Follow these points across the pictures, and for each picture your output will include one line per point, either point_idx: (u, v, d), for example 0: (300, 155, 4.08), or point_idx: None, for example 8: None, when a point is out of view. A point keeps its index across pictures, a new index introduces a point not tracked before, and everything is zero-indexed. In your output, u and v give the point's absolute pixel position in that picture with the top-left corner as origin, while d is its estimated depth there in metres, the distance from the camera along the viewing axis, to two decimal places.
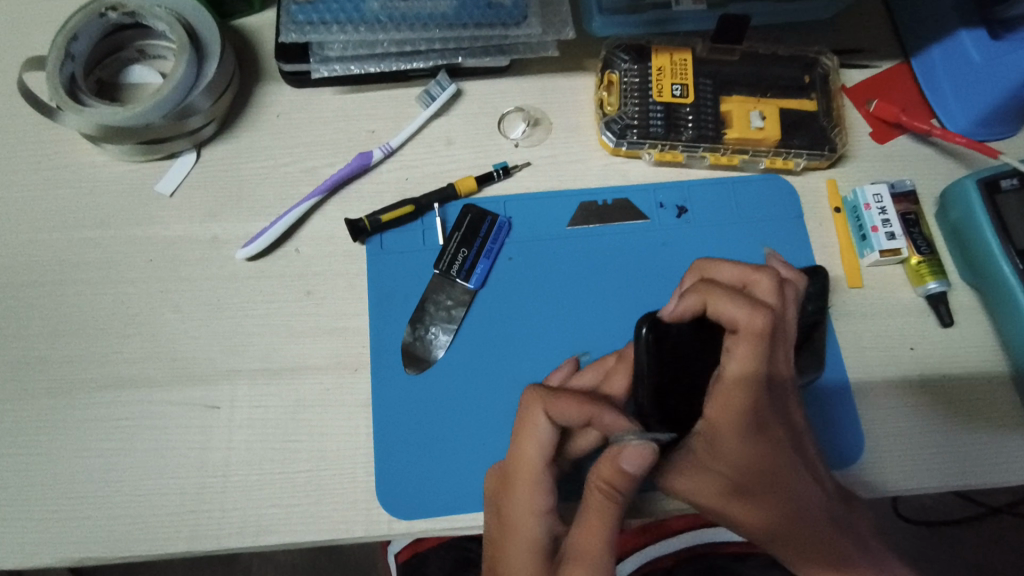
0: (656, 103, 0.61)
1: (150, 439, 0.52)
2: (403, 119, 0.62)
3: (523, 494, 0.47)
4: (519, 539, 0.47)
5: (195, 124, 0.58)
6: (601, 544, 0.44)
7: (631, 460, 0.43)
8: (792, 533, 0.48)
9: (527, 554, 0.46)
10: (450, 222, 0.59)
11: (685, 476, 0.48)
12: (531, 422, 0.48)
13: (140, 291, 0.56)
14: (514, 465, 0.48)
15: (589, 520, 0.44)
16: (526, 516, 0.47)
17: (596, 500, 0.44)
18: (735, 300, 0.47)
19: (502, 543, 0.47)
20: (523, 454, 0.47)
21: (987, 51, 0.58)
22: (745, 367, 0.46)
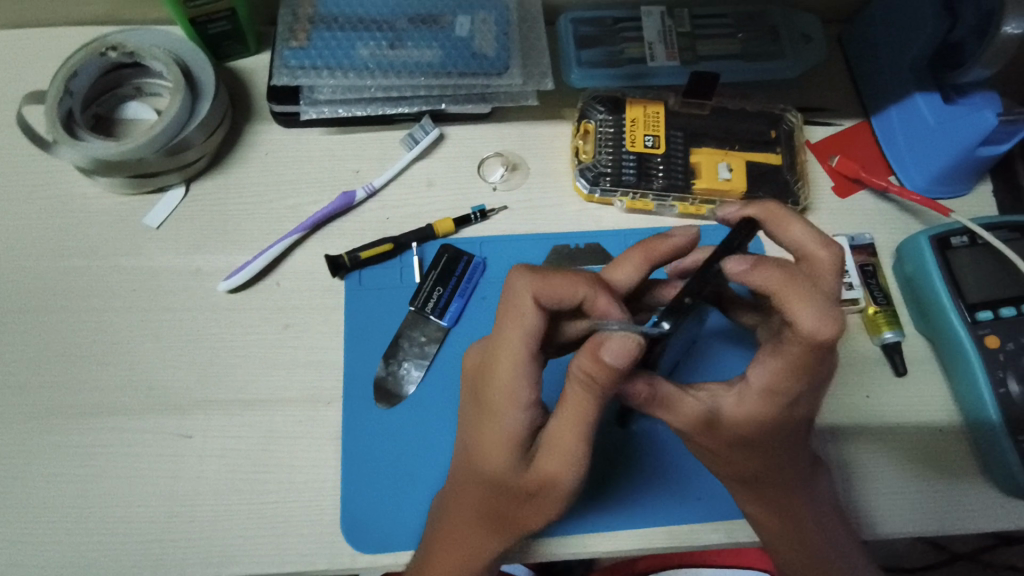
0: (629, 153, 0.64)
1: (122, 466, 0.53)
2: (387, 160, 0.65)
3: (501, 383, 0.45)
4: (494, 426, 0.46)
5: (185, 160, 0.60)
6: (575, 436, 0.44)
7: (614, 352, 0.40)
8: (765, 488, 0.50)
9: (503, 442, 0.46)
10: (427, 261, 0.61)
11: (687, 417, 0.47)
12: (516, 309, 0.44)
13: (122, 320, 0.58)
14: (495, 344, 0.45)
15: (569, 411, 0.44)
16: (507, 405, 0.45)
17: (575, 391, 0.43)
18: (816, 303, 0.41)
19: (480, 426, 0.47)
20: (506, 344, 0.44)
21: (940, 113, 0.61)
22: (792, 358, 0.43)
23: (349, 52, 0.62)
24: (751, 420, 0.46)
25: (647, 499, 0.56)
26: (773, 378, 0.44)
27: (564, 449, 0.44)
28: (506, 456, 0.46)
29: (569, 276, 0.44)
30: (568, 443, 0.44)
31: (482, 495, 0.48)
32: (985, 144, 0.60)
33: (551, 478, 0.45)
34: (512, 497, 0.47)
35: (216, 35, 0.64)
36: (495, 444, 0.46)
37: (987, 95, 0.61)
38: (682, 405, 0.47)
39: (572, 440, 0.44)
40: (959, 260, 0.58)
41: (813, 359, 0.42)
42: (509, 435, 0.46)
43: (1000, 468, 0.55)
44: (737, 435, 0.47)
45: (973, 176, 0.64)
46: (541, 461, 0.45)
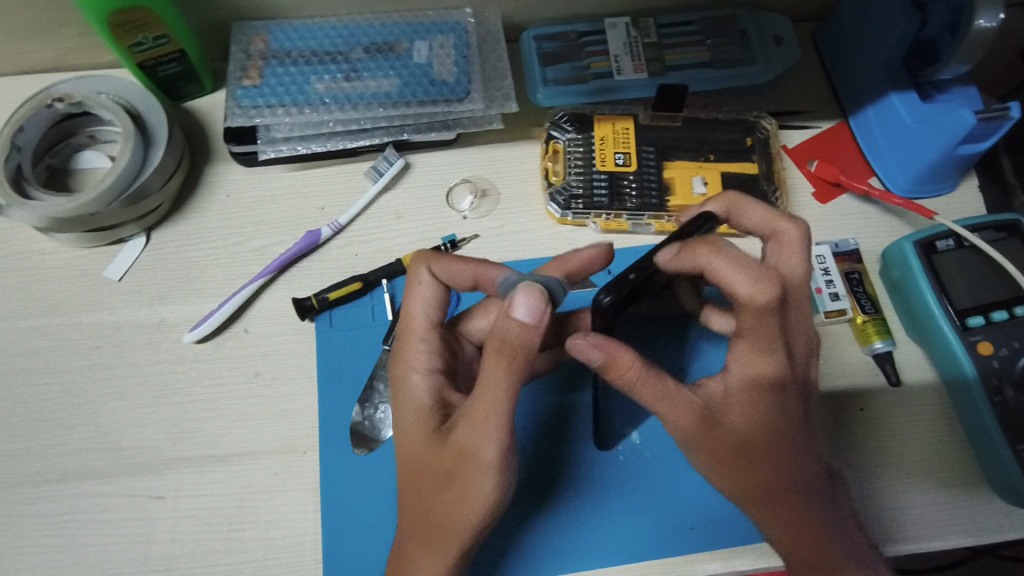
0: (600, 172, 0.63)
1: (92, 533, 0.51)
2: (353, 194, 0.63)
3: (411, 358, 0.47)
4: (408, 401, 0.46)
5: (143, 209, 0.59)
6: (489, 404, 0.41)
7: (515, 304, 0.40)
8: (775, 502, 0.45)
9: (411, 412, 0.46)
10: (399, 297, 0.60)
11: (681, 414, 0.44)
12: (421, 285, 0.48)
13: (86, 379, 0.56)
14: (404, 324, 0.48)
15: (483, 385, 0.41)
16: (408, 373, 0.46)
17: (488, 367, 0.41)
18: (747, 270, 0.43)
19: (393, 410, 0.47)
20: (411, 323, 0.48)
21: (916, 112, 0.59)
22: (753, 324, 0.43)
23: (303, 86, 0.61)
24: (745, 412, 0.44)
25: (638, 532, 0.53)
26: (753, 362, 0.44)
27: (477, 417, 0.42)
28: (421, 429, 0.45)
29: (462, 258, 0.48)
30: (481, 411, 0.42)
31: (415, 483, 0.45)
32: (965, 142, 0.58)
33: (466, 446, 0.42)
34: (439, 481, 0.44)
35: (168, 77, 0.62)
36: (418, 421, 0.45)
37: (965, 90, 0.60)
38: (677, 399, 0.44)
39: (489, 410, 0.41)
40: (945, 264, 0.56)
41: (771, 326, 0.43)
42: (428, 405, 0.45)
43: (1002, 479, 0.52)
44: (730, 436, 0.44)
45: (956, 174, 0.62)
46: (455, 432, 0.43)
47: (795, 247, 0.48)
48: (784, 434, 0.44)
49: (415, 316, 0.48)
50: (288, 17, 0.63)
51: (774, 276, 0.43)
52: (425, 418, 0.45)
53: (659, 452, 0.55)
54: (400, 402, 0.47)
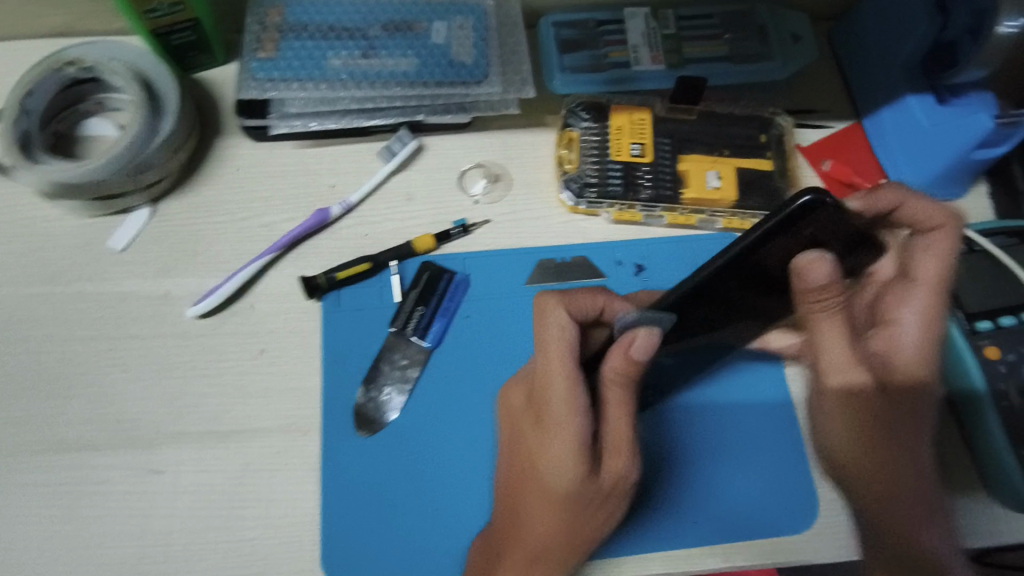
0: (615, 162, 0.62)
1: (90, 505, 0.51)
2: (364, 173, 0.62)
3: (553, 388, 0.48)
4: (559, 426, 0.47)
5: (150, 179, 0.58)
6: (624, 427, 0.49)
7: (643, 348, 0.47)
8: (900, 498, 0.51)
9: (569, 446, 0.47)
10: (408, 279, 0.59)
11: (843, 369, 0.52)
12: (560, 321, 0.49)
13: (87, 350, 0.55)
14: (544, 368, 0.49)
15: (619, 408, 0.48)
16: (564, 408, 0.47)
17: (614, 391, 0.48)
18: (913, 260, 0.54)
19: (545, 435, 0.48)
20: (550, 364, 0.48)
21: (933, 115, 0.59)
22: (915, 338, 0.54)
23: (319, 62, 0.59)
24: (909, 395, 0.53)
25: (639, 523, 0.53)
26: (919, 334, 0.54)
27: (619, 438, 0.48)
28: (574, 465, 0.47)
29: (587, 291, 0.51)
30: (619, 437, 0.48)
31: (545, 511, 0.49)
32: (980, 147, 0.59)
33: (619, 475, 0.49)
34: (590, 504, 0.49)
35: (180, 46, 0.61)
36: (561, 450, 0.47)
37: (982, 95, 0.59)
38: (848, 368, 0.52)
39: (626, 431, 0.49)
40: (955, 268, 0.56)
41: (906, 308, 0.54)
42: (568, 436, 0.47)
43: (1002, 484, 0.53)
44: (856, 410, 0.52)
45: (969, 178, 0.62)
46: (608, 460, 0.48)
47: (943, 238, 0.56)
48: (925, 411, 0.55)
49: (555, 350, 0.48)
50: None
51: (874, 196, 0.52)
52: (578, 458, 0.47)
53: (663, 444, 0.56)
54: (535, 429, 0.50)
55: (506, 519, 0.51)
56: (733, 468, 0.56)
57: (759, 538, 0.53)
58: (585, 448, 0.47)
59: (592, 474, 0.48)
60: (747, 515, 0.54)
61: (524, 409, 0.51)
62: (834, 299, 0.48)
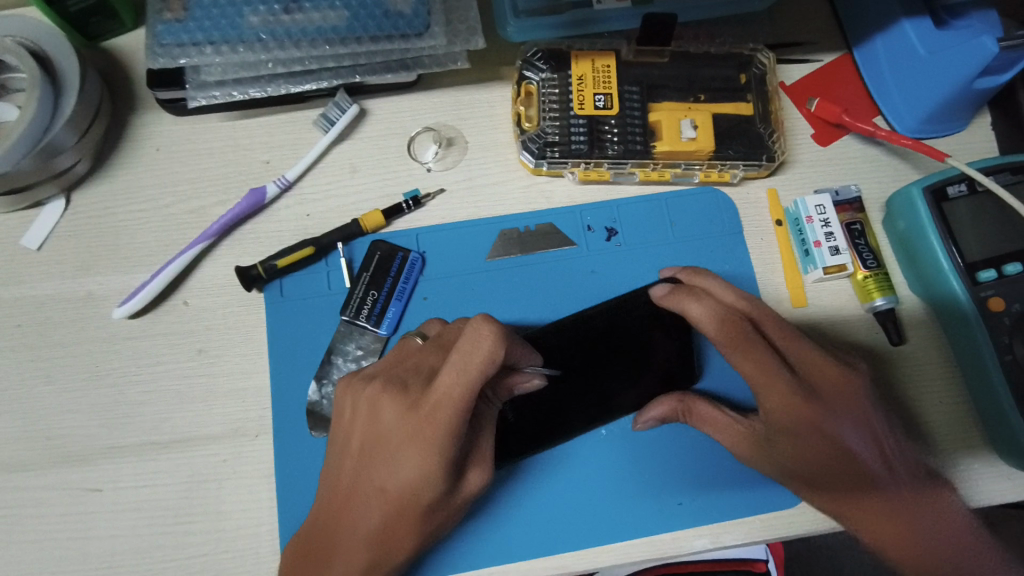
0: (578, 116, 0.56)
1: (26, 531, 0.47)
2: (302, 146, 0.56)
3: (443, 414, 0.38)
4: (428, 448, 0.39)
5: (61, 166, 0.52)
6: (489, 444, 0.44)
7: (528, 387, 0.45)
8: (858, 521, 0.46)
9: (428, 477, 0.40)
10: (357, 261, 0.54)
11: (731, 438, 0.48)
12: (487, 345, 0.37)
13: (8, 363, 0.50)
14: (433, 398, 0.39)
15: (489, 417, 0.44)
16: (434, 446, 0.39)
17: (492, 407, 0.44)
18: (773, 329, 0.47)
19: (395, 465, 0.41)
20: (451, 385, 0.38)
21: (931, 42, 0.53)
22: (818, 362, 0.47)
23: (235, 21, 0.51)
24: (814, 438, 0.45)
25: (621, 507, 0.49)
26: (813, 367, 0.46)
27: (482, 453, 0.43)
28: (428, 488, 0.40)
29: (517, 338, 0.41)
30: (488, 449, 0.44)
31: (370, 518, 0.42)
32: (983, 74, 0.52)
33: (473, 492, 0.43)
34: (437, 517, 0.43)
35: (78, 12, 0.54)
36: (425, 460, 0.40)
37: (983, 15, 0.53)
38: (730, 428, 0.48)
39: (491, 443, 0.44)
40: (955, 212, 0.51)
41: (764, 363, 0.45)
42: (440, 448, 0.39)
43: (1008, 441, 0.49)
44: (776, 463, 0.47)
45: (968, 110, 0.56)
46: (468, 473, 0.43)
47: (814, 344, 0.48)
48: (861, 448, 0.45)
49: (451, 369, 0.38)
50: None
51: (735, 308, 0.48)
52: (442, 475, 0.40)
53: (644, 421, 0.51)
54: (406, 440, 0.40)
55: (358, 510, 0.43)
56: (686, 461, 0.51)
57: (751, 513, 0.49)
58: (449, 464, 0.40)
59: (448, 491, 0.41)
60: (739, 491, 0.50)
61: (400, 420, 0.40)
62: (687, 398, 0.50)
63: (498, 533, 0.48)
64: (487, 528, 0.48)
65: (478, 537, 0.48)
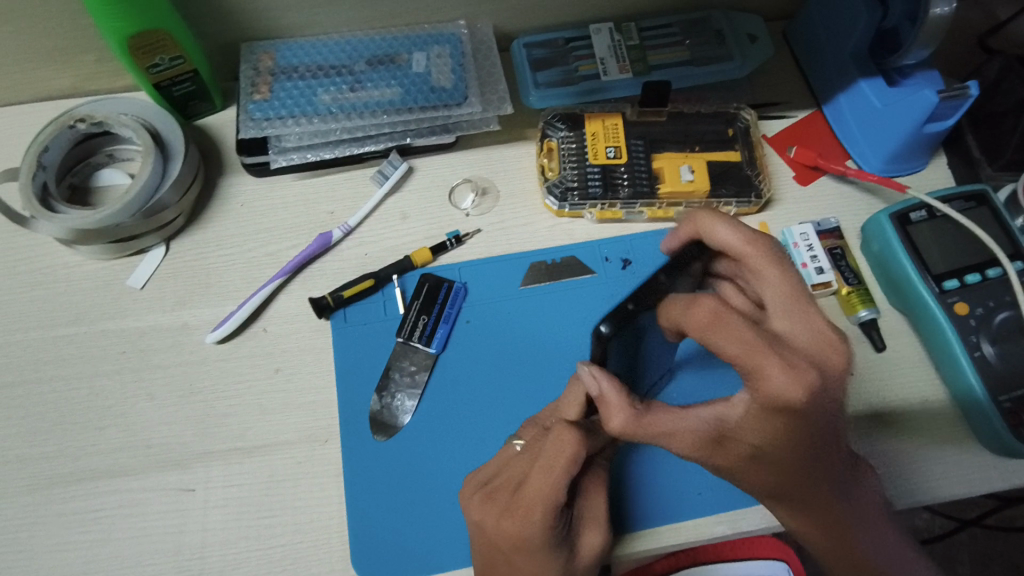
0: (593, 165, 0.66)
1: (126, 528, 0.54)
2: (360, 198, 0.67)
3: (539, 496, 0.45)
4: (534, 532, 0.45)
5: (165, 218, 0.62)
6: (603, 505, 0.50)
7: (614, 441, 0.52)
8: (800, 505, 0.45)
9: (544, 555, 0.46)
10: (409, 291, 0.63)
11: (691, 445, 0.41)
12: (568, 452, 0.45)
13: (114, 383, 0.58)
14: (522, 493, 0.46)
15: (595, 487, 0.51)
16: (540, 529, 0.45)
17: (590, 473, 0.51)
18: (766, 253, 0.45)
19: (513, 553, 0.47)
20: (541, 483, 0.45)
21: (884, 96, 0.63)
22: (806, 334, 0.40)
23: (310, 99, 0.64)
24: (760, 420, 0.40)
25: (648, 499, 0.55)
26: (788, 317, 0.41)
27: (594, 517, 0.49)
28: (549, 564, 0.46)
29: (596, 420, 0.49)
30: (599, 512, 0.50)
31: None
32: (930, 121, 0.62)
33: (597, 551, 0.48)
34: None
35: (182, 96, 0.66)
36: (539, 538, 0.45)
37: (927, 74, 0.64)
38: (678, 431, 0.41)
39: (602, 505, 0.50)
40: (919, 234, 0.60)
41: (742, 328, 0.38)
42: (547, 528, 0.45)
43: (986, 428, 0.56)
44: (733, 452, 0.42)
45: (926, 151, 0.66)
46: (589, 538, 0.48)
47: (768, 267, 0.44)
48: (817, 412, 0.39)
49: (539, 471, 0.46)
50: (293, 35, 0.67)
51: (735, 224, 0.47)
52: (557, 547, 0.46)
53: None
54: (516, 534, 0.46)
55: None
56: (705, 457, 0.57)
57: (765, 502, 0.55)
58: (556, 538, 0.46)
59: (571, 559, 0.47)
60: None
61: (504, 525, 0.46)
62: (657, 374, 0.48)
63: None
64: None
65: None
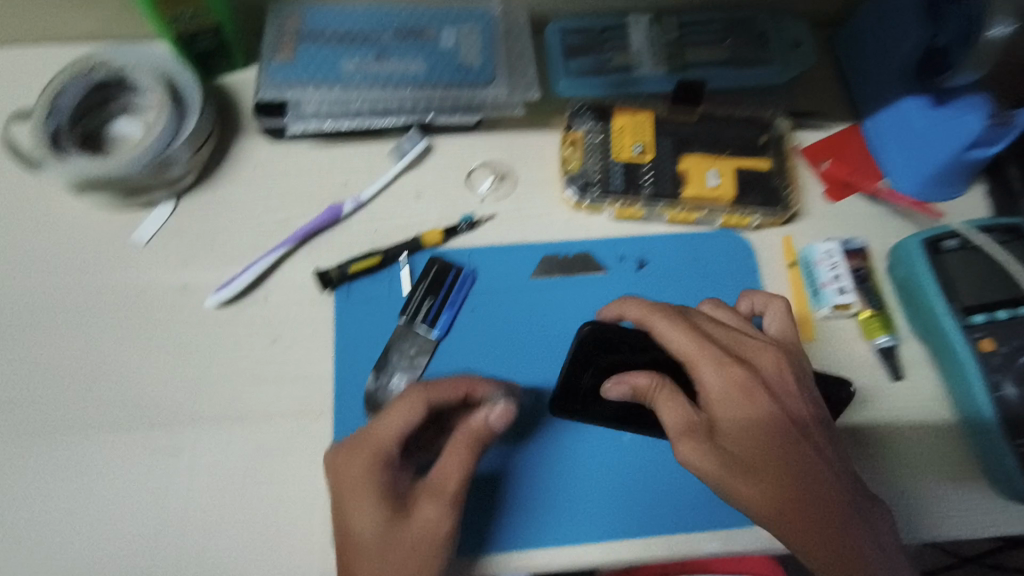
0: (616, 161, 0.64)
1: (108, 485, 0.53)
2: (376, 172, 0.65)
3: (381, 429, 0.49)
4: (349, 478, 0.47)
5: (175, 174, 0.60)
6: (459, 482, 0.48)
7: (498, 418, 0.49)
8: (815, 517, 0.46)
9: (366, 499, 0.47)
10: (417, 272, 0.61)
11: (723, 405, 0.49)
12: (402, 405, 0.49)
13: (110, 337, 0.58)
14: (368, 426, 0.49)
15: (450, 462, 0.48)
16: (358, 474, 0.47)
17: (460, 445, 0.48)
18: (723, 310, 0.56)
19: (346, 495, 0.47)
20: (390, 421, 0.49)
21: (928, 117, 0.61)
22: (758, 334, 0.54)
23: (334, 65, 0.63)
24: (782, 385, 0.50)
25: (639, 507, 0.54)
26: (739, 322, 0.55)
27: (447, 492, 0.47)
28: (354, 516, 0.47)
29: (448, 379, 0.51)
30: (441, 487, 0.47)
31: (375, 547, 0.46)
32: (975, 147, 0.60)
33: (432, 525, 0.46)
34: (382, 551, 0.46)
35: (203, 51, 0.65)
36: (357, 486, 0.47)
37: (973, 99, 0.60)
38: (711, 386, 0.49)
39: (454, 479, 0.47)
40: (950, 263, 0.58)
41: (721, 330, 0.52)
42: (378, 468, 0.48)
43: (998, 470, 0.54)
44: (740, 427, 0.48)
45: (966, 177, 0.63)
46: (425, 507, 0.47)
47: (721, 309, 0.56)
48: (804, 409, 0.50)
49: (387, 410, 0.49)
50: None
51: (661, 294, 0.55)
52: (388, 498, 0.47)
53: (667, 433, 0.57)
54: (338, 477, 0.48)
55: (343, 547, 0.47)
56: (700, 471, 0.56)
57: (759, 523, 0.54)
58: (397, 489, 0.48)
59: (402, 526, 0.46)
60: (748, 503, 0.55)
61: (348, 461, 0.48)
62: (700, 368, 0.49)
63: (518, 523, 0.53)
64: (510, 521, 0.53)
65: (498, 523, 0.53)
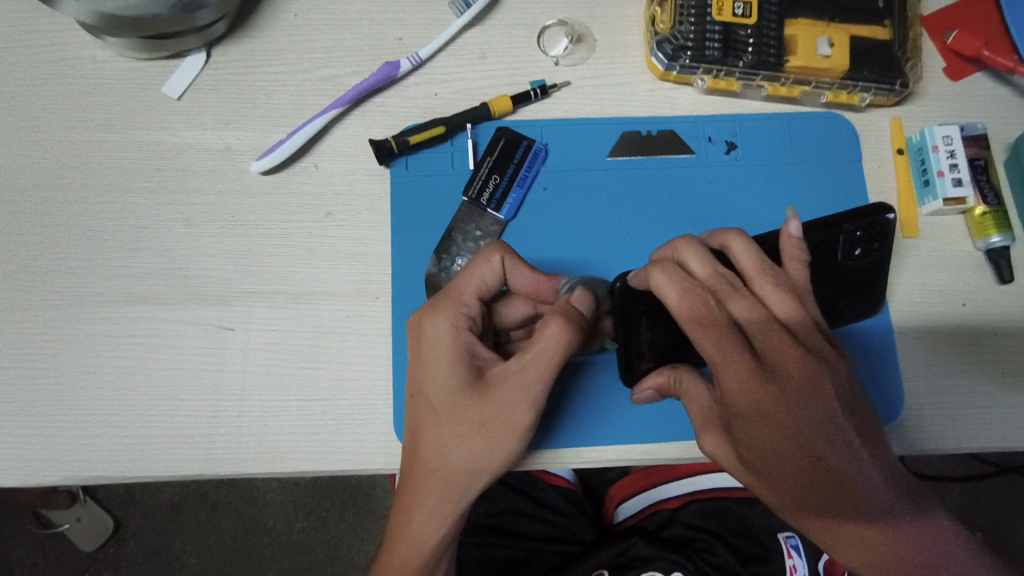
0: (715, 22, 0.54)
1: (158, 361, 0.50)
2: (435, 27, 0.57)
3: (464, 296, 0.47)
4: (430, 347, 0.46)
5: (207, 19, 0.52)
6: (537, 380, 0.44)
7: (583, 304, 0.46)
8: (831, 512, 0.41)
9: (443, 371, 0.46)
10: (482, 144, 0.55)
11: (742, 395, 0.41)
12: (483, 269, 0.47)
13: (146, 203, 0.52)
14: (449, 292, 0.47)
15: (535, 356, 0.44)
16: (438, 342, 0.46)
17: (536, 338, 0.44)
18: (768, 276, 0.44)
19: (422, 363, 0.46)
20: (469, 281, 0.47)
21: None
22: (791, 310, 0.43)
23: None
24: (816, 404, 0.40)
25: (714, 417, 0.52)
26: (782, 303, 0.43)
27: (525, 380, 0.44)
28: (429, 390, 0.46)
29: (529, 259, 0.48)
30: (516, 379, 0.44)
31: (444, 427, 0.45)
32: None
33: (504, 414, 0.44)
34: (453, 428, 0.45)
35: None
36: (434, 354, 0.46)
37: None
38: (727, 368, 0.41)
39: (529, 373, 0.44)
40: None
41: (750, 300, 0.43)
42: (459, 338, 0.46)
43: None
44: (760, 429, 0.41)
45: None
46: (498, 398, 0.44)
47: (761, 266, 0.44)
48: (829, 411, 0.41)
49: (467, 275, 0.47)
50: None
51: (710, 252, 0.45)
52: (460, 376, 0.45)
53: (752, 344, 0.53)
54: (419, 341, 0.47)
55: (416, 416, 0.46)
56: None
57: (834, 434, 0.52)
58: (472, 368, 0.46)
59: (473, 402, 0.45)
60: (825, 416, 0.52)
61: (427, 327, 0.47)
62: (714, 340, 0.41)
63: (589, 417, 0.52)
64: (582, 415, 0.52)
65: (567, 417, 0.52)
